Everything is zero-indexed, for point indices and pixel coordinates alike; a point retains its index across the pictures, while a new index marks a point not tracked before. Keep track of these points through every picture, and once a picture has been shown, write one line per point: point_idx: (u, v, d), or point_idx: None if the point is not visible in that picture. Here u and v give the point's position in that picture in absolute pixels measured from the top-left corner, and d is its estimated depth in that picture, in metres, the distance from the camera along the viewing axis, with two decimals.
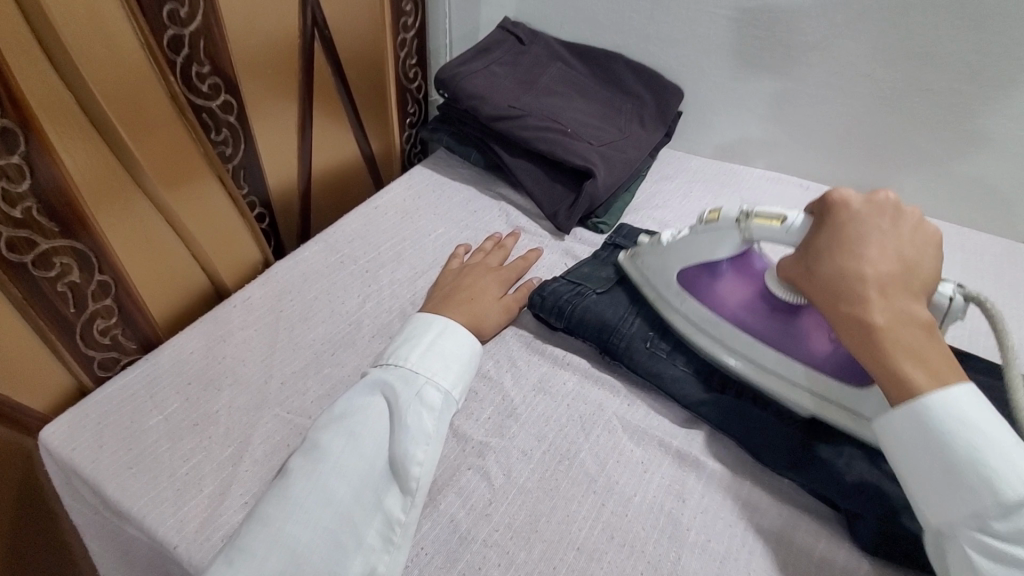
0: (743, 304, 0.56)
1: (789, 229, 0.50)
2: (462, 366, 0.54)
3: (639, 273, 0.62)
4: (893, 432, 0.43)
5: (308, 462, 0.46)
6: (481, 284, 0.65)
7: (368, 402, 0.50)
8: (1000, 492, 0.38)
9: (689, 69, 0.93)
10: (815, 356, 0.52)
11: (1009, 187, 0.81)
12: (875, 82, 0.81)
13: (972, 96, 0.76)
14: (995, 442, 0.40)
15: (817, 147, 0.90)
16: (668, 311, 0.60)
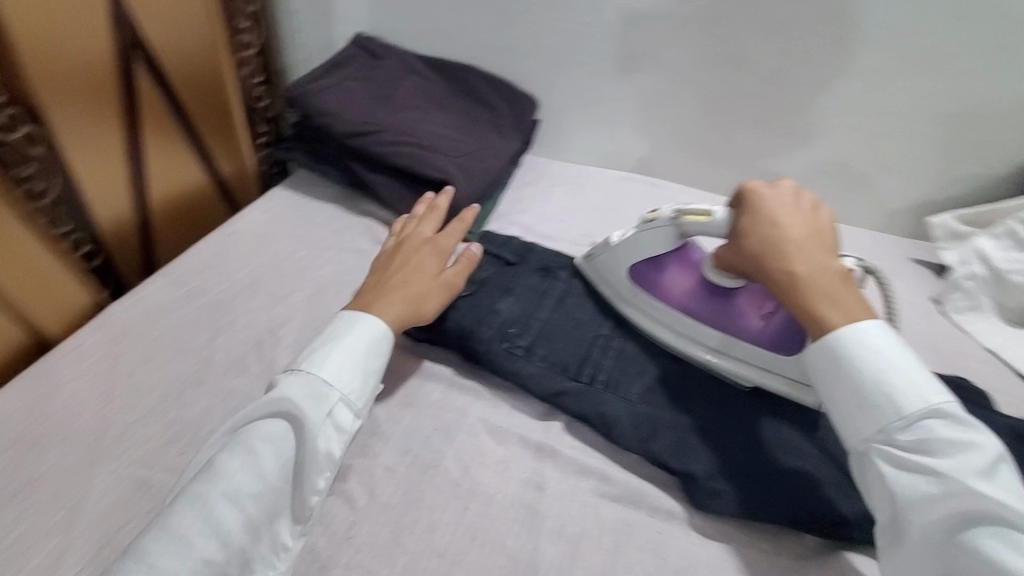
0: (686, 291, 0.63)
1: (716, 222, 0.59)
2: (371, 373, 0.52)
3: (596, 276, 0.69)
4: (822, 368, 0.49)
5: (210, 491, 0.42)
6: (417, 262, 0.63)
7: (283, 423, 0.46)
8: (902, 409, 0.44)
9: (541, 79, 0.99)
10: (747, 331, 0.59)
11: (815, 174, 0.93)
12: (699, 86, 0.90)
13: (777, 96, 0.88)
14: (901, 368, 0.46)
15: (659, 146, 0.99)
16: (623, 307, 0.66)
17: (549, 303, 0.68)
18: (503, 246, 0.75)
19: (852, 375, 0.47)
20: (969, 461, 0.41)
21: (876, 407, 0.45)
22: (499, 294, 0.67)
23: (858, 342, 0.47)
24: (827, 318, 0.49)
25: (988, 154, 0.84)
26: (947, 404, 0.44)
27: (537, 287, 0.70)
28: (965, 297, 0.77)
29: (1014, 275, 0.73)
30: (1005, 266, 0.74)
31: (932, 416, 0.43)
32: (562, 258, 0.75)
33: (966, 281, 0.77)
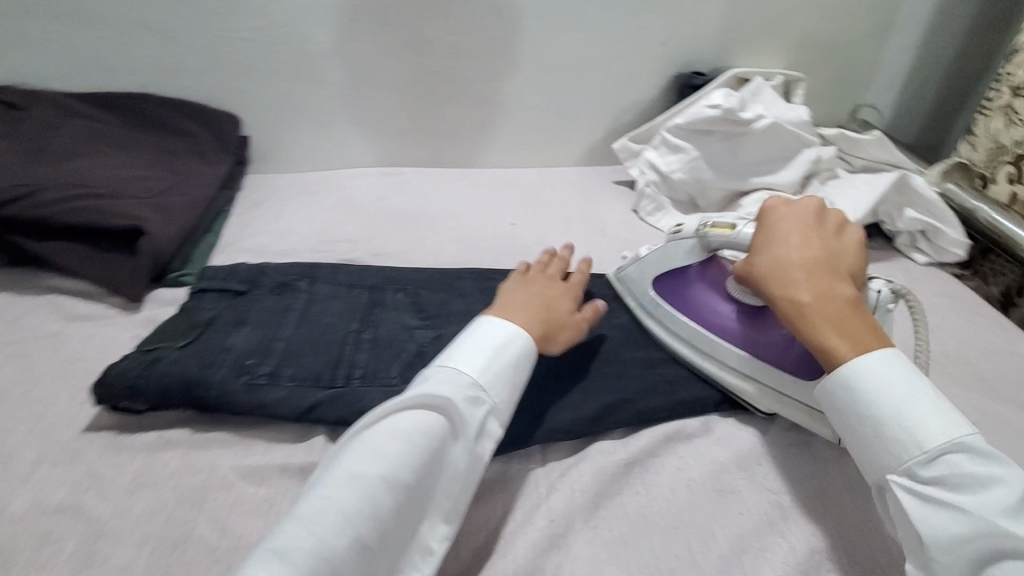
0: (712, 307, 0.64)
1: (739, 235, 0.60)
2: (506, 381, 0.52)
3: (628, 290, 0.71)
4: (830, 396, 0.49)
5: (385, 462, 0.42)
6: (553, 300, 0.62)
7: (430, 418, 0.46)
8: (923, 443, 0.43)
9: (234, 95, 0.93)
10: (771, 354, 0.59)
11: (522, 128, 1.04)
12: (392, 71, 0.94)
13: (464, 66, 0.95)
14: (913, 395, 0.45)
15: (380, 136, 1.00)
16: (647, 319, 0.68)
17: (292, 320, 0.65)
18: (228, 275, 0.69)
19: (868, 404, 0.47)
20: (994, 496, 0.40)
21: (891, 436, 0.45)
22: (231, 329, 0.62)
23: (868, 364, 0.47)
24: (830, 341, 0.49)
25: (636, 81, 1.02)
26: (969, 437, 0.43)
27: (275, 307, 0.66)
28: (650, 201, 0.92)
29: (675, 174, 0.89)
30: (667, 169, 0.90)
31: (955, 450, 0.43)
32: (297, 269, 0.71)
33: (648, 188, 0.92)
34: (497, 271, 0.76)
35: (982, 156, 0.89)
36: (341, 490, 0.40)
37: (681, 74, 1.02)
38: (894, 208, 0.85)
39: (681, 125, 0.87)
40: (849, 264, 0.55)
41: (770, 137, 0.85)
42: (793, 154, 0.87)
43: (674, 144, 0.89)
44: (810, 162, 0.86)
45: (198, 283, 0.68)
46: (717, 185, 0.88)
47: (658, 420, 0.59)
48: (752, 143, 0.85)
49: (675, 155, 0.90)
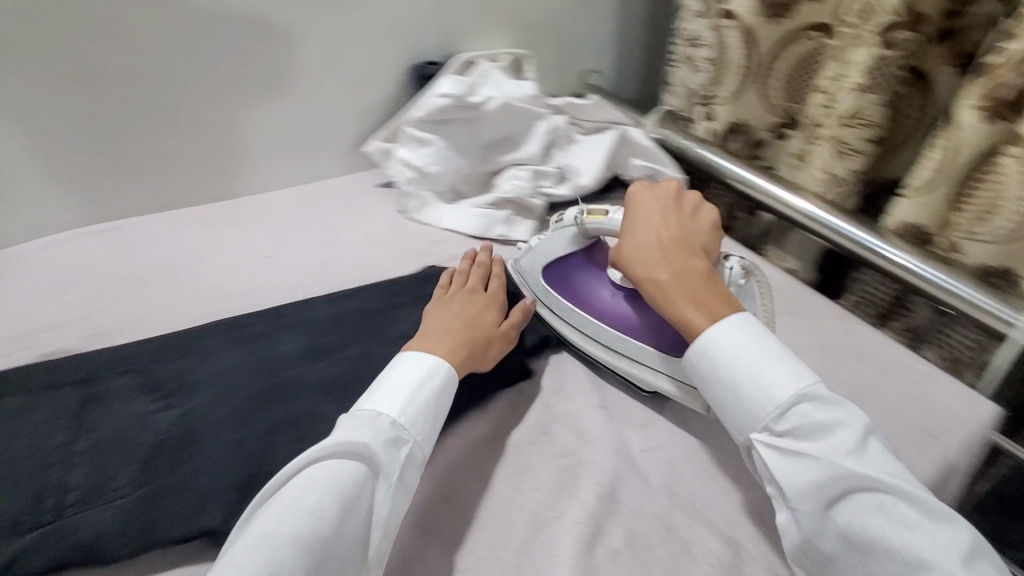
0: (596, 290, 0.66)
1: (610, 220, 0.65)
2: (432, 419, 0.51)
3: (520, 276, 0.72)
4: (695, 370, 0.53)
5: (299, 516, 0.40)
6: (477, 312, 0.62)
7: (349, 464, 0.45)
8: (776, 400, 0.48)
9: None
10: (641, 330, 0.62)
11: (259, 150, 0.94)
12: (67, 113, 0.77)
13: (163, 95, 0.82)
14: (763, 359, 0.50)
15: (71, 193, 0.82)
16: (541, 308, 0.69)
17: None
18: None
19: (724, 368, 0.51)
20: (839, 438, 0.45)
21: (748, 395, 0.50)
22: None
23: (720, 332, 0.52)
24: (683, 313, 0.55)
25: (370, 79, 0.98)
26: (813, 387, 0.48)
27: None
28: (415, 200, 0.90)
29: (429, 167, 0.88)
30: (421, 163, 0.88)
31: (803, 401, 0.48)
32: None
33: (409, 187, 0.89)
34: (249, 315, 0.67)
35: (682, 101, 1.01)
36: (248, 555, 0.38)
37: (415, 65, 1.00)
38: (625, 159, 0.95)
39: (419, 117, 0.86)
40: (700, 242, 0.61)
41: (505, 116, 0.87)
42: (531, 128, 0.91)
43: (420, 137, 0.88)
44: (548, 132, 0.91)
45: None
46: (469, 169, 0.89)
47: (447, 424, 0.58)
48: (490, 125, 0.87)
49: (424, 148, 0.88)
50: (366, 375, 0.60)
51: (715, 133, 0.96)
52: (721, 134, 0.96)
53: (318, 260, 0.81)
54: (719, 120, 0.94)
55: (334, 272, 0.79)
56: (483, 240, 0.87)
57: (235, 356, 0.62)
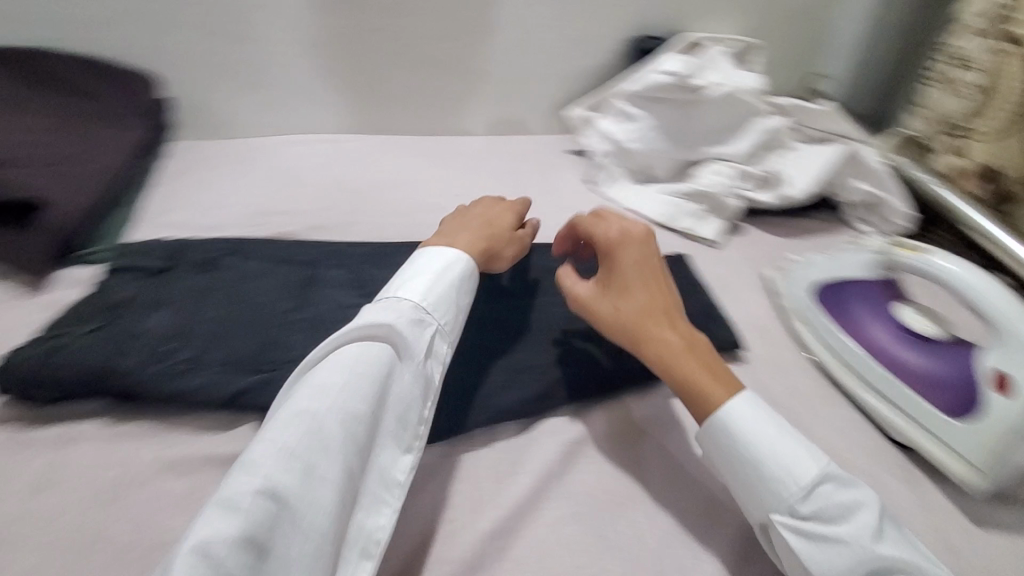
0: (873, 325, 0.64)
1: (921, 262, 0.61)
2: (468, 293, 0.55)
3: (785, 287, 0.72)
4: (712, 442, 0.48)
5: (334, 395, 0.42)
6: (469, 225, 0.62)
7: (376, 346, 0.46)
8: (801, 479, 0.44)
9: (152, 53, 0.86)
10: (916, 380, 0.58)
11: (471, 95, 0.99)
12: (326, 30, 0.88)
13: (405, 26, 0.89)
14: (781, 435, 0.46)
15: (313, 100, 0.95)
16: (795, 321, 0.69)
17: (218, 297, 0.60)
18: (146, 254, 0.64)
19: (742, 442, 0.46)
20: (866, 526, 0.42)
21: (766, 469, 0.45)
22: (147, 310, 0.57)
23: (743, 406, 0.47)
24: (688, 374, 0.50)
25: (590, 46, 0.97)
26: (829, 465, 0.45)
27: (199, 285, 0.61)
28: (605, 172, 0.89)
29: (631, 143, 0.86)
30: (623, 138, 0.87)
31: (826, 481, 0.44)
32: (225, 244, 0.67)
33: (602, 159, 0.89)
34: None
35: (926, 127, 0.90)
36: (283, 431, 0.39)
37: (635, 40, 0.98)
38: (843, 181, 0.86)
39: (635, 91, 0.84)
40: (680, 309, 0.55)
41: (724, 107, 0.84)
42: (745, 125, 0.86)
43: (629, 112, 0.86)
44: (763, 133, 0.85)
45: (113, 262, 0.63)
46: (671, 154, 0.86)
47: (603, 398, 0.59)
48: (706, 113, 0.84)
49: (630, 123, 0.87)
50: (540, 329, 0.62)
51: (956, 169, 0.85)
52: (972, 174, 0.83)
53: None
54: (972, 158, 0.82)
55: None
56: (666, 229, 0.83)
57: None
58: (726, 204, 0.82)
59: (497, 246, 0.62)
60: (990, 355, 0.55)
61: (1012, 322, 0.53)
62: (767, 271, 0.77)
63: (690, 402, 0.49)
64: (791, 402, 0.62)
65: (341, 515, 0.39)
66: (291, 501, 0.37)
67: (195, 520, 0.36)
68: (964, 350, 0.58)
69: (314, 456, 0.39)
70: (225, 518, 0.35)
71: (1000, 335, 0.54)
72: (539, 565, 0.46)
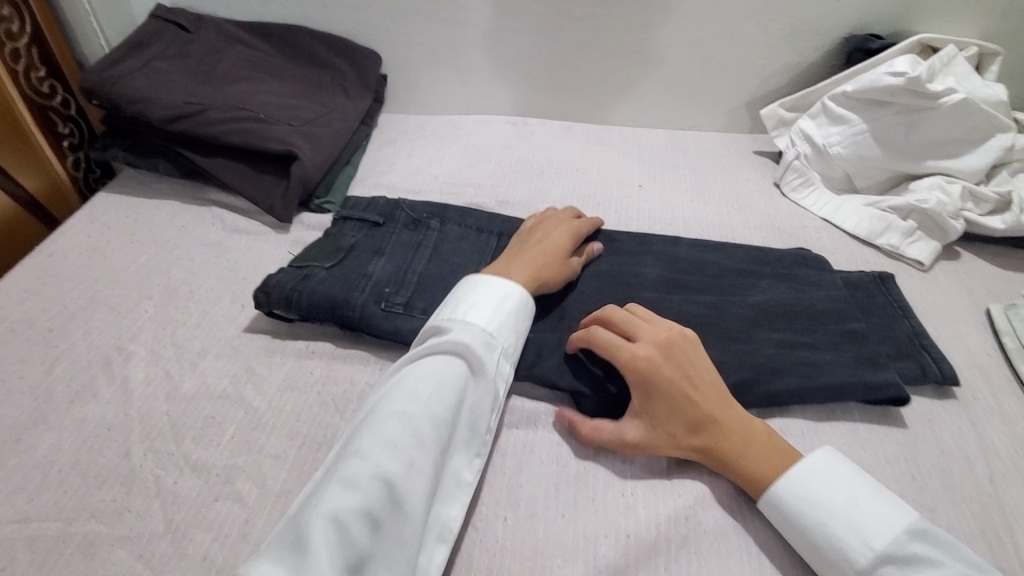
0: None
1: None
2: (513, 331, 0.54)
3: (1010, 327, 0.64)
4: (767, 513, 0.47)
5: (420, 399, 0.45)
6: (554, 243, 0.64)
7: (452, 361, 0.49)
8: (856, 563, 0.42)
9: (378, 33, 0.96)
10: None
11: (657, 88, 0.99)
12: (532, 17, 0.92)
13: (606, 16, 0.91)
14: (841, 500, 0.45)
15: (506, 84, 1.01)
16: (1022, 364, 0.61)
17: (424, 255, 0.66)
18: (368, 208, 0.71)
19: (796, 514, 0.45)
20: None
21: (830, 536, 0.43)
22: (370, 256, 0.65)
23: (801, 486, 0.46)
24: (766, 467, 0.47)
25: (796, 43, 0.91)
26: (895, 543, 0.42)
27: (409, 242, 0.68)
28: (797, 174, 0.83)
29: (832, 148, 0.80)
30: (824, 142, 0.81)
31: (886, 563, 0.42)
32: (430, 208, 0.73)
33: (797, 160, 0.83)
34: (623, 232, 0.73)
35: None
36: (386, 426, 0.44)
37: (851, 38, 0.90)
38: None
39: (848, 91, 0.78)
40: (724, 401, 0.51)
41: (960, 116, 0.74)
42: (983, 138, 0.75)
43: (837, 114, 0.80)
44: (1003, 149, 0.75)
45: (339, 211, 0.71)
46: (883, 164, 0.78)
47: (790, 409, 0.56)
48: (935, 122, 0.75)
49: (836, 126, 0.80)
50: (729, 326, 0.60)
51: None
52: None
53: (682, 208, 0.84)
54: None
55: (695, 223, 0.81)
56: (865, 244, 0.77)
57: (610, 261, 0.69)
58: (946, 225, 0.73)
59: (546, 268, 0.61)
60: None
61: None
62: (991, 304, 0.68)
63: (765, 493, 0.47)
64: (1015, 454, 0.54)
65: (427, 504, 0.43)
66: (396, 489, 0.41)
67: (320, 497, 0.40)
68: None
69: (414, 450, 0.43)
70: (344, 492, 0.40)
71: None
72: (721, 560, 0.45)
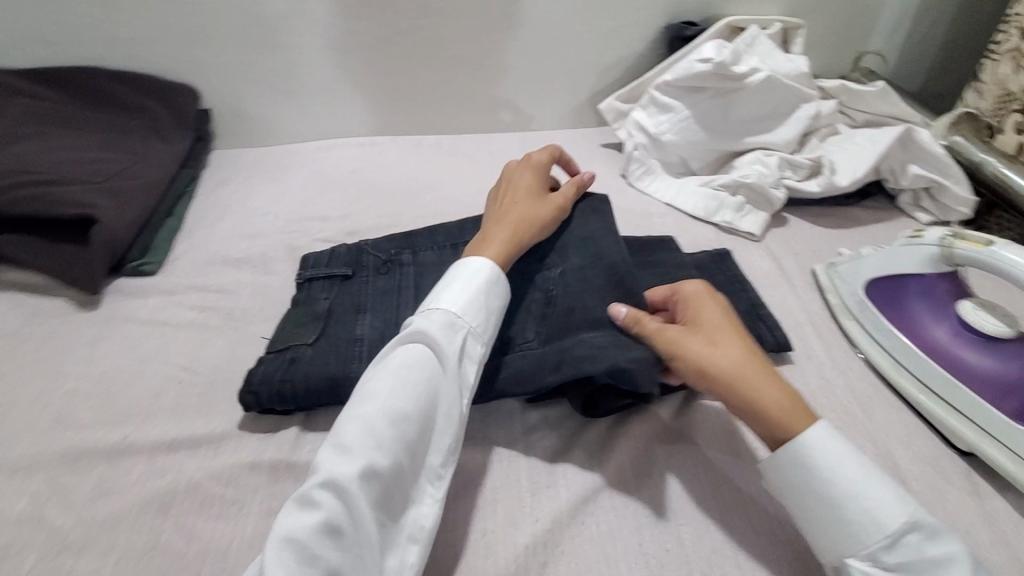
0: (945, 329, 0.57)
1: (991, 252, 0.53)
2: (482, 306, 0.51)
3: (832, 283, 0.67)
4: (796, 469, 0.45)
5: (378, 399, 0.44)
6: (531, 190, 0.63)
7: (414, 350, 0.47)
8: (886, 527, 0.41)
9: (189, 65, 0.88)
10: (982, 380, 0.53)
11: (498, 92, 0.98)
12: (356, 33, 0.88)
13: (435, 27, 0.89)
14: (866, 468, 0.44)
15: (345, 104, 0.96)
16: (846, 319, 0.64)
17: (409, 296, 0.61)
18: (330, 261, 0.66)
19: (823, 471, 0.44)
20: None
21: (854, 496, 0.42)
22: (354, 314, 0.59)
23: (827, 439, 0.45)
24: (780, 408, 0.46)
25: (622, 36, 0.94)
26: (918, 513, 0.41)
27: (388, 287, 0.62)
28: (639, 164, 0.86)
29: (664, 135, 0.84)
30: (657, 130, 0.84)
31: (912, 530, 0.41)
32: (396, 245, 0.68)
33: (636, 151, 0.86)
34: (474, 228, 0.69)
35: (990, 104, 0.85)
36: (345, 432, 0.42)
37: (670, 26, 0.93)
38: (898, 164, 0.81)
39: (668, 80, 0.81)
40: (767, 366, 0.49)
41: (767, 93, 0.79)
42: (791, 111, 0.82)
43: (663, 102, 0.83)
44: (809, 118, 0.81)
45: (302, 273, 0.66)
46: (709, 145, 0.83)
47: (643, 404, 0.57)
48: (746, 101, 0.80)
49: (664, 114, 0.84)
50: None
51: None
52: None
53: None
54: None
55: None
56: (703, 223, 0.81)
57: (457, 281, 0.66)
58: (769, 196, 0.78)
59: (530, 221, 0.60)
60: None
61: None
62: (817, 265, 0.72)
63: (769, 421, 0.46)
64: None
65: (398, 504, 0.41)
66: (354, 497, 0.39)
67: (279, 518, 0.39)
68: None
69: (372, 452, 0.41)
70: (304, 510, 0.39)
71: None
72: None
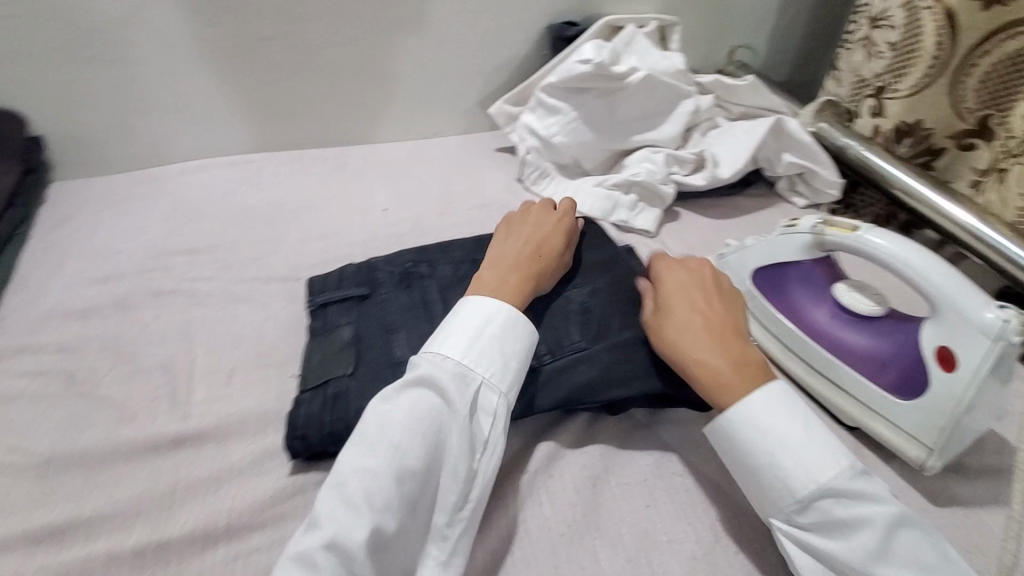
0: (825, 312, 0.59)
1: (858, 236, 0.55)
2: (500, 353, 0.49)
3: None
4: (727, 441, 0.47)
5: (386, 450, 0.42)
6: (540, 235, 0.61)
7: (424, 397, 0.45)
8: (797, 493, 0.43)
9: (7, 86, 0.75)
10: (860, 357, 0.55)
11: (382, 100, 0.93)
12: (211, 44, 0.79)
13: (302, 33, 0.82)
14: (795, 437, 0.45)
15: (210, 121, 0.87)
16: None
17: (439, 312, 0.59)
18: (341, 283, 0.62)
19: (749, 442, 0.46)
20: (865, 540, 0.41)
21: (775, 465, 0.44)
22: (386, 337, 0.56)
23: (765, 407, 0.46)
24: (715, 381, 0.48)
25: (504, 37, 0.92)
26: (837, 477, 0.43)
27: (410, 303, 0.60)
28: (533, 169, 0.84)
29: (555, 138, 0.83)
30: (547, 133, 0.83)
31: (825, 496, 0.42)
32: (410, 257, 0.65)
33: (529, 155, 0.84)
34: (382, 258, 0.65)
35: (847, 89, 0.91)
36: (350, 483, 0.40)
37: (551, 26, 0.92)
38: (773, 154, 0.85)
39: (553, 83, 0.80)
40: (720, 337, 0.51)
41: (648, 91, 0.80)
42: (671, 108, 0.83)
43: (551, 105, 0.82)
44: (690, 114, 0.83)
45: (311, 299, 0.61)
46: (599, 146, 0.83)
47: (553, 418, 0.54)
48: (629, 100, 0.81)
49: (552, 117, 0.83)
50: None
51: (881, 132, 0.87)
52: (888, 134, 0.86)
53: (430, 223, 0.79)
54: (888, 117, 0.85)
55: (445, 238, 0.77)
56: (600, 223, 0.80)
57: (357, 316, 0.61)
58: (660, 192, 0.80)
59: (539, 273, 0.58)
60: (929, 328, 0.51)
61: (949, 290, 0.50)
62: (708, 257, 0.73)
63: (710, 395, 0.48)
64: None
65: None
66: (355, 560, 0.37)
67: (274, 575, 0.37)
68: (910, 326, 0.54)
69: (377, 511, 0.39)
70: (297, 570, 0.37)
71: (936, 307, 0.51)
72: None
